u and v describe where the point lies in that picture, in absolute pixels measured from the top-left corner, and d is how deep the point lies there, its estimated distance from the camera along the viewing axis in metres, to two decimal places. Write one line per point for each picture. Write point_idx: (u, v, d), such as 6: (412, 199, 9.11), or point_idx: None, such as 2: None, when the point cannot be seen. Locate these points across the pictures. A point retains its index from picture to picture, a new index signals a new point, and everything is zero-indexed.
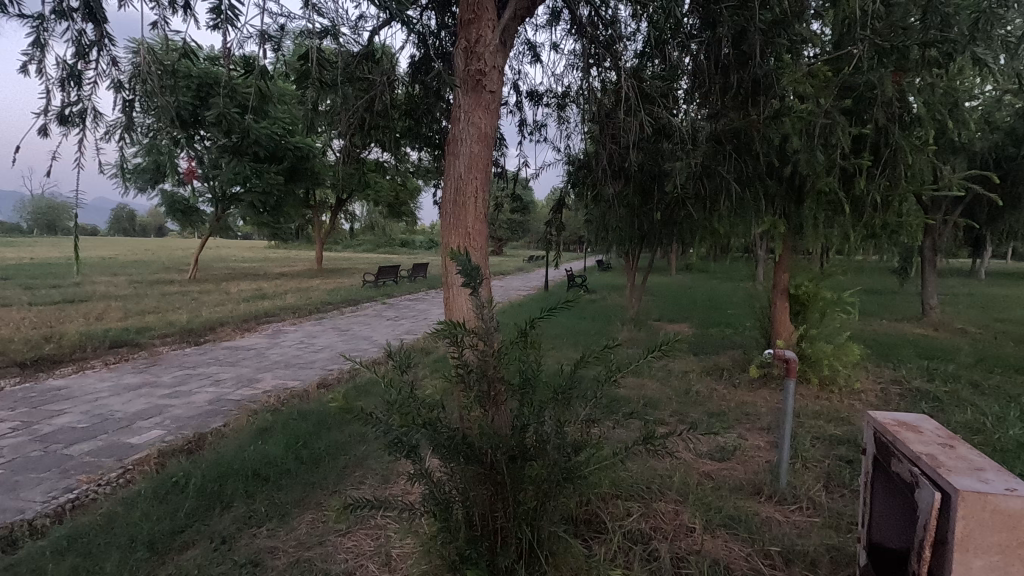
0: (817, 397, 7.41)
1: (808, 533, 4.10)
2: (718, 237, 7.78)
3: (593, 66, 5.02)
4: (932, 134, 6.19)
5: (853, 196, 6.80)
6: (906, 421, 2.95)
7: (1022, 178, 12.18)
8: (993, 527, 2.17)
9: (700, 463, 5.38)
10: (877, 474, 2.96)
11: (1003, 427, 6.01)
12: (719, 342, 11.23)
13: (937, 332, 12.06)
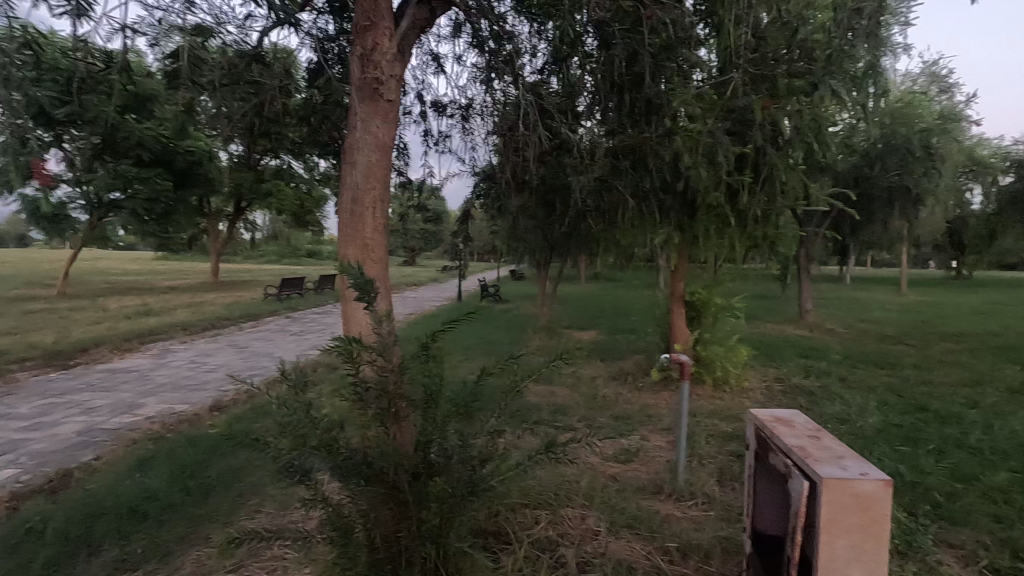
0: (712, 396, 7.94)
1: (704, 526, 4.36)
2: (621, 247, 8.15)
3: (495, 80, 5.09)
4: (801, 155, 6.90)
5: (738, 210, 7.37)
6: (781, 416, 3.22)
7: (875, 196, 13.90)
8: (852, 509, 2.41)
9: (606, 466, 5.56)
10: (759, 468, 3.20)
11: (864, 417, 6.75)
12: (625, 347, 11.75)
13: (812, 332, 13.41)
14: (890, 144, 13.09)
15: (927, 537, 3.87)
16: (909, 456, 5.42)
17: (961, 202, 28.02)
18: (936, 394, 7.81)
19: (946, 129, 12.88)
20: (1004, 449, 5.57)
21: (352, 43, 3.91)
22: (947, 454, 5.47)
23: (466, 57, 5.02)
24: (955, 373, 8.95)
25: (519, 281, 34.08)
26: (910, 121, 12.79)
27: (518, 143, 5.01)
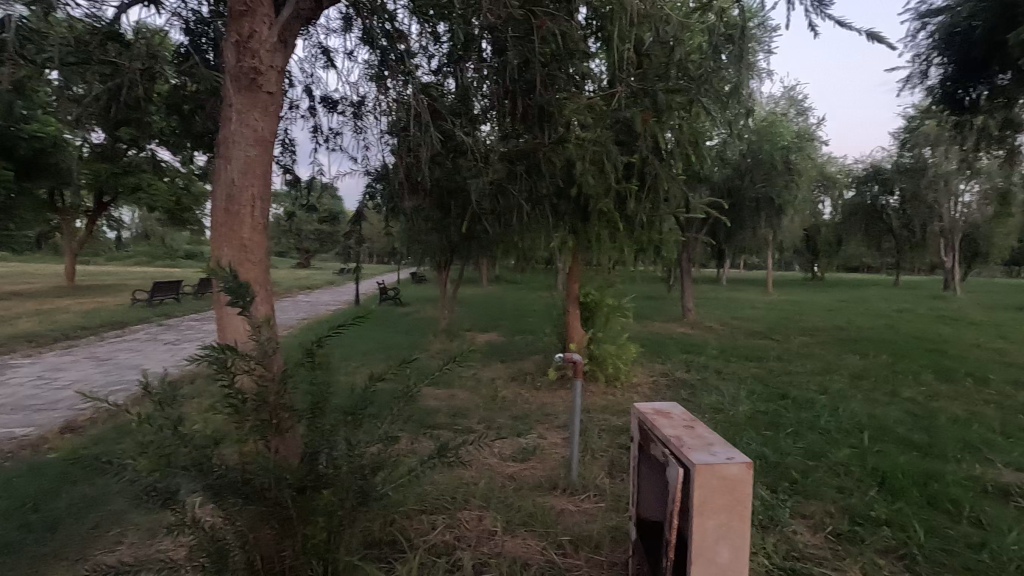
0: (604, 393, 8.35)
1: (595, 517, 4.55)
2: (518, 249, 8.32)
3: (388, 78, 4.98)
4: (681, 165, 7.46)
5: (626, 216, 7.78)
6: (661, 409, 3.45)
7: (744, 205, 15.38)
8: (719, 491, 2.63)
9: (504, 466, 5.63)
10: (642, 459, 3.40)
11: (736, 406, 7.44)
12: (524, 348, 12.01)
13: (693, 330, 14.55)
14: (756, 159, 14.59)
15: (785, 511, 4.33)
16: (772, 439, 6.05)
17: (813, 212, 31.96)
18: (794, 382, 8.79)
19: (802, 147, 14.59)
20: (846, 428, 6.39)
21: (226, 28, 3.64)
22: (802, 435, 6.17)
23: (356, 53, 4.85)
24: (809, 363, 10.14)
25: (420, 283, 33.65)
26: (772, 139, 14.32)
27: (412, 144, 4.93)
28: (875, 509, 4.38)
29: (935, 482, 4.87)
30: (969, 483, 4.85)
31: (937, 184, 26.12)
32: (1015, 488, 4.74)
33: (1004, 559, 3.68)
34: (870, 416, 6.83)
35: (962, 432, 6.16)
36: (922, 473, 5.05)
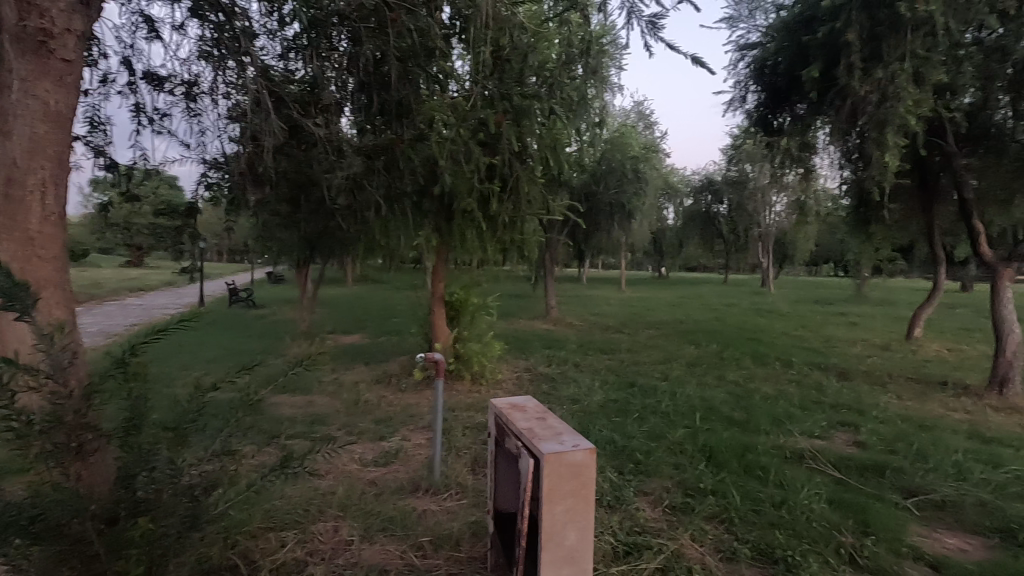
0: (469, 391, 8.43)
1: (457, 514, 4.56)
2: (381, 248, 8.11)
3: (225, 58, 4.52)
4: (540, 169, 7.79)
5: (489, 216, 7.97)
6: (516, 403, 3.56)
7: (600, 209, 16.52)
8: (565, 478, 2.79)
9: (363, 472, 5.42)
10: (498, 452, 3.48)
11: (591, 396, 7.95)
12: (389, 349, 11.71)
13: (555, 326, 15.30)
14: (609, 166, 15.77)
15: (629, 491, 4.71)
16: (621, 425, 6.55)
17: (659, 217, 35.39)
18: (641, 371, 9.62)
19: (648, 158, 16.03)
20: (682, 411, 7.14)
21: None
22: (646, 419, 6.78)
23: (184, 27, 4.32)
24: (654, 354, 11.17)
25: (277, 284, 31.30)
26: (623, 148, 15.58)
27: (254, 132, 4.54)
28: (703, 481, 4.93)
29: (750, 452, 5.62)
30: (775, 451, 5.67)
31: (755, 196, 30.35)
32: (808, 452, 5.65)
33: (798, 513, 4.36)
34: (702, 399, 7.71)
35: (771, 408, 7.20)
36: (740, 445, 5.81)
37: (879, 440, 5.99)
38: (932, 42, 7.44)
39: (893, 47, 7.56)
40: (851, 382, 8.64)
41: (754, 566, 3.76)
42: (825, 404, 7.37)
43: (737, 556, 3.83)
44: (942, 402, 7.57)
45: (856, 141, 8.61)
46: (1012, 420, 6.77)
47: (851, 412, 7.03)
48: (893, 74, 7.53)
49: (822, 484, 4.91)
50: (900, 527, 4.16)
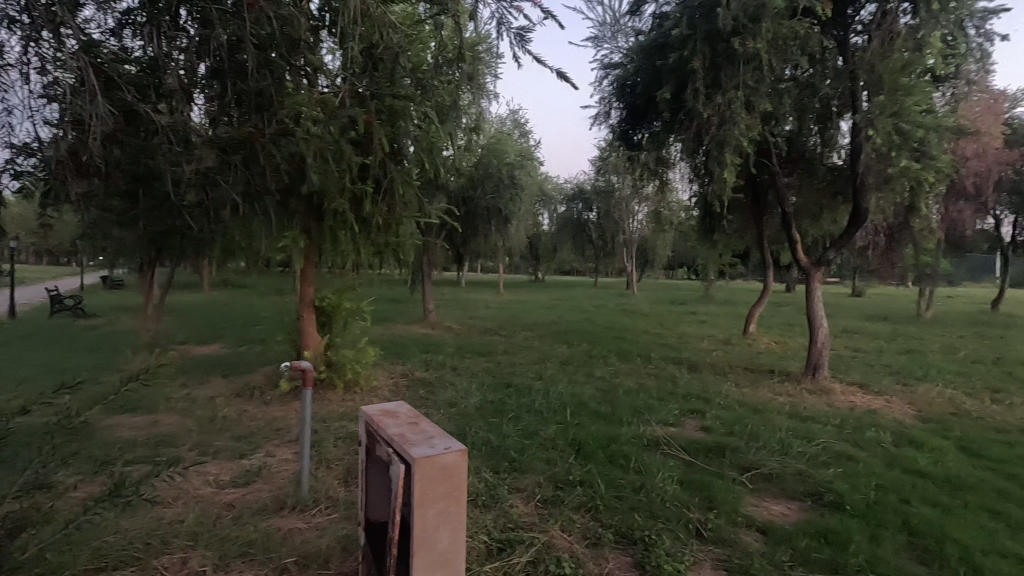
0: (342, 400, 8.07)
1: (327, 529, 4.34)
2: (240, 250, 7.48)
3: (38, 27, 3.87)
4: (416, 171, 7.69)
5: (362, 216, 7.73)
6: (388, 408, 3.49)
7: (477, 213, 16.73)
8: (436, 480, 2.78)
9: (219, 494, 4.96)
10: (369, 462, 3.37)
11: (469, 398, 8.01)
12: (251, 359, 10.81)
13: (433, 330, 15.18)
14: (486, 172, 16.04)
15: (503, 488, 4.83)
16: (497, 425, 6.68)
17: (534, 223, 36.71)
18: (517, 372, 9.90)
19: (523, 165, 16.56)
20: (555, 408, 7.47)
21: None
22: (520, 418, 6.98)
23: None
24: (529, 354, 11.55)
25: (115, 289, 27.48)
26: (500, 155, 15.96)
27: (77, 116, 3.94)
28: (572, 473, 5.21)
29: (614, 443, 6.04)
30: (635, 440, 6.15)
31: (620, 205, 32.71)
32: (663, 439, 6.20)
33: (655, 496, 4.76)
34: (572, 395, 8.12)
35: (632, 400, 7.80)
36: (605, 437, 6.21)
37: (720, 424, 6.76)
38: (760, 76, 8.57)
39: (730, 77, 8.59)
40: (699, 373, 9.65)
41: (615, 548, 4.04)
42: (678, 395, 8.15)
43: (601, 540, 4.10)
44: (770, 387, 8.74)
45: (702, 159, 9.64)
46: (821, 400, 8.00)
47: (700, 400, 7.85)
48: (730, 100, 8.56)
49: (674, 467, 5.42)
50: (736, 500, 4.72)
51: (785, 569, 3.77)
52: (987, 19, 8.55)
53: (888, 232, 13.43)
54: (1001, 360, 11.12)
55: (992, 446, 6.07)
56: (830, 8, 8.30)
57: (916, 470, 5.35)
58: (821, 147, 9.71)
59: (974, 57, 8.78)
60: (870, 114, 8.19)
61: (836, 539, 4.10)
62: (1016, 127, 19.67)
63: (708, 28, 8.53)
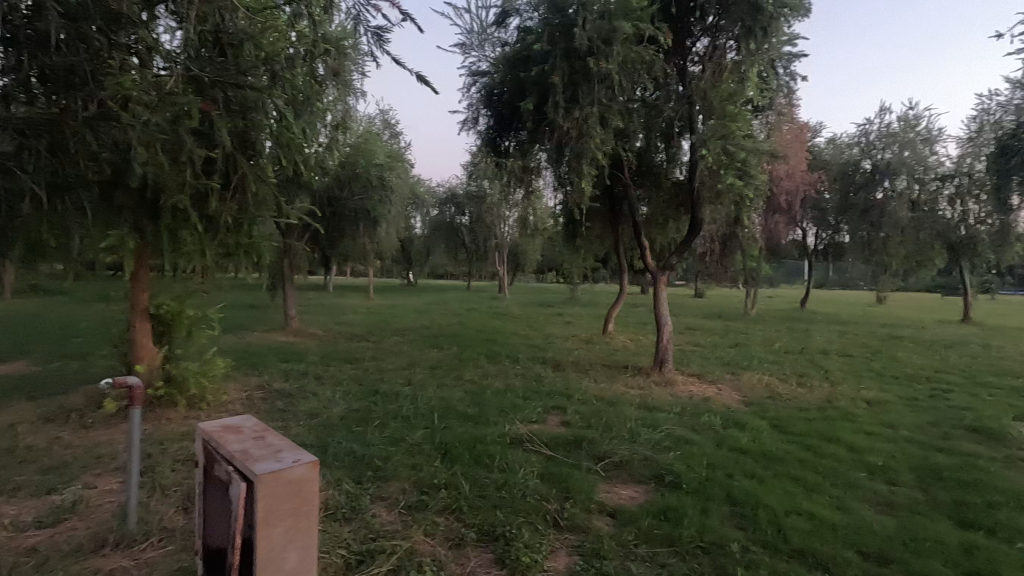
0: (184, 418, 7.26)
1: (159, 564, 3.88)
2: (51, 250, 6.41)
3: None
4: (272, 168, 7.15)
5: (207, 215, 7.02)
6: (230, 423, 3.21)
7: (343, 214, 16.04)
8: (284, 496, 2.62)
9: (19, 539, 4.20)
10: (207, 483, 3.07)
11: (332, 408, 7.64)
12: (68, 377, 9.30)
13: (295, 338, 14.25)
14: (353, 172, 15.47)
15: (365, 498, 4.69)
16: (361, 434, 6.46)
17: (407, 226, 36.15)
18: (385, 378, 9.67)
19: (393, 167, 16.20)
20: (422, 412, 7.40)
21: None
22: (387, 425, 6.81)
23: None
24: (398, 360, 11.32)
25: None
26: (368, 155, 15.49)
27: None
28: (437, 477, 5.21)
29: (480, 444, 6.15)
30: (500, 439, 6.32)
31: (492, 210, 33.34)
32: (526, 436, 6.44)
33: (516, 491, 4.93)
34: (441, 399, 8.10)
35: (499, 401, 8.00)
36: (471, 438, 6.30)
37: (579, 418, 7.19)
38: (612, 95, 9.29)
39: (586, 93, 9.20)
40: (563, 372, 10.17)
41: (477, 546, 4.12)
42: (543, 393, 8.52)
43: (464, 540, 4.15)
44: (624, 381, 9.49)
45: (564, 168, 10.18)
46: (667, 391, 8.86)
47: (562, 397, 8.28)
48: (586, 115, 9.17)
49: (536, 462, 5.66)
50: (591, 488, 5.06)
51: (630, 547, 4.11)
52: (791, 61, 10.11)
53: (722, 241, 15.25)
54: (806, 350, 13.18)
55: (796, 423, 7.18)
56: (670, 38, 9.25)
57: (739, 448, 6.16)
58: (665, 163, 10.80)
59: (782, 92, 10.34)
60: (703, 136, 9.25)
61: (673, 515, 4.56)
62: (816, 153, 23.72)
63: (567, 46, 9.06)
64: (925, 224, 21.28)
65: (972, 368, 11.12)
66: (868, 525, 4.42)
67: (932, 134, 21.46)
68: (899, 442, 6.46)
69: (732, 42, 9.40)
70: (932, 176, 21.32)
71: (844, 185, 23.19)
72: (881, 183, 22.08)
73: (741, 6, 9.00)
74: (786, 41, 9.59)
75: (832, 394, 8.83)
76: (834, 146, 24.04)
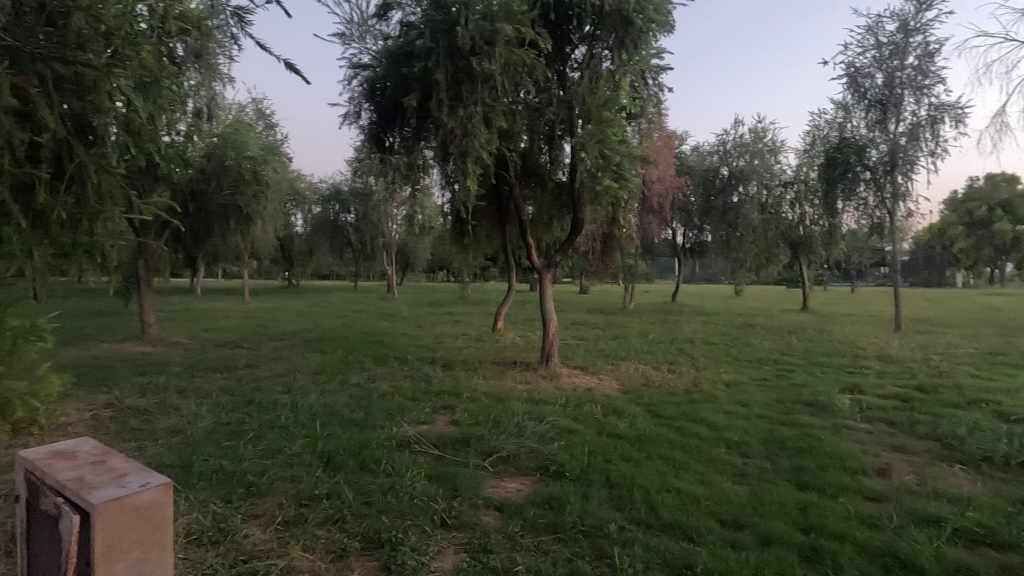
0: (8, 447, 6.21)
1: None
2: None
3: None
4: (118, 157, 6.26)
5: (34, 210, 6.05)
6: (63, 448, 2.80)
7: (211, 211, 14.65)
8: (129, 526, 2.32)
9: None
10: (32, 521, 2.64)
11: (197, 422, 6.96)
12: None
13: (154, 347, 12.80)
14: (221, 164, 14.17)
15: (236, 518, 4.33)
16: (232, 450, 5.95)
17: (286, 224, 33.93)
18: (261, 387, 8.99)
19: (267, 160, 15.10)
20: (303, 421, 6.99)
21: None
22: (262, 437, 6.35)
23: None
24: (276, 367, 10.59)
25: None
26: (238, 146, 14.27)
27: None
28: (318, 487, 4.94)
29: (366, 449, 5.94)
30: (387, 442, 6.15)
31: (379, 208, 32.31)
32: (414, 437, 6.33)
33: (403, 494, 4.83)
34: (323, 405, 7.72)
35: (386, 404, 7.78)
36: (356, 444, 6.07)
37: (468, 416, 7.23)
38: (495, 95, 9.41)
39: (470, 92, 9.25)
40: (452, 371, 10.16)
41: (361, 555, 3.97)
42: (432, 393, 8.44)
43: (347, 551, 3.99)
44: (512, 377, 9.69)
45: (450, 167, 10.15)
46: (552, 384, 9.21)
47: (451, 396, 8.25)
48: (470, 114, 9.23)
49: (424, 463, 5.58)
50: (478, 484, 5.10)
51: (516, 539, 4.20)
52: (659, 73, 10.91)
53: (602, 239, 16.13)
54: (676, 339, 14.37)
55: (667, 407, 7.81)
56: (550, 43, 9.57)
57: (616, 433, 6.56)
58: (549, 164, 11.19)
59: (652, 101, 11.15)
60: (582, 139, 9.71)
61: (556, 503, 4.74)
62: (682, 160, 25.55)
63: (449, 44, 9.02)
64: (771, 225, 24.35)
65: (808, 350, 12.81)
66: (725, 494, 4.92)
67: (775, 145, 24.39)
68: (751, 418, 7.27)
69: (607, 52, 9.93)
70: (776, 182, 24.30)
71: (706, 189, 25.58)
72: (736, 188, 24.68)
73: (614, 18, 9.53)
74: (654, 55, 10.33)
75: (697, 379, 9.72)
76: (697, 154, 26.40)
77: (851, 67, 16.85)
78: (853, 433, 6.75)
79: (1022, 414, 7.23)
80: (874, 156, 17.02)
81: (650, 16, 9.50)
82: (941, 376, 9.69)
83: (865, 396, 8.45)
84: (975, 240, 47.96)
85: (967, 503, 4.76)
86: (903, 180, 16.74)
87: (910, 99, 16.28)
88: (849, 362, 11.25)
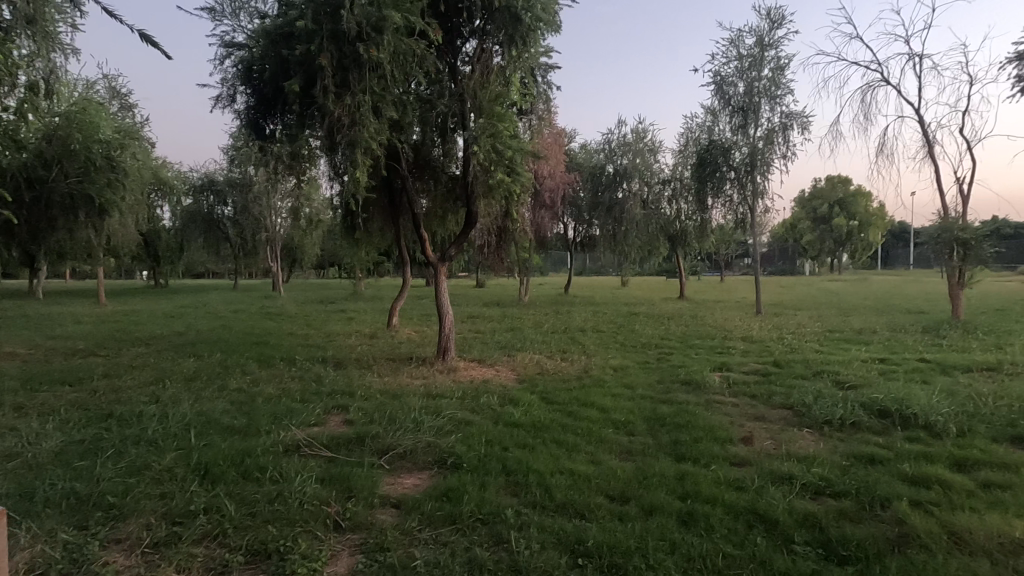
0: None
1: None
2: None
3: None
4: None
5: None
6: None
7: (54, 201, 12.75)
8: None
9: None
10: None
11: (40, 443, 6.05)
12: None
13: None
14: (65, 148, 12.36)
15: (93, 545, 3.85)
16: (88, 469, 5.27)
17: (150, 217, 30.42)
18: (122, 398, 8.02)
19: (122, 144, 13.45)
20: (174, 432, 6.37)
21: None
22: (125, 453, 5.69)
23: None
24: (141, 375, 9.49)
25: None
26: (86, 128, 12.51)
27: None
28: (193, 502, 4.53)
29: (249, 457, 5.54)
30: (273, 448, 5.79)
31: (260, 200, 30.07)
32: (303, 441, 6.01)
33: (291, 501, 4.57)
34: (199, 414, 7.07)
35: (272, 407, 7.32)
36: (237, 452, 5.65)
37: (363, 415, 6.99)
38: (384, 85, 9.13)
39: (358, 80, 8.89)
40: (345, 369, 9.78)
41: (245, 570, 3.72)
42: (322, 394, 8.05)
43: (229, 566, 3.72)
44: (408, 373, 9.52)
45: (338, 157, 9.72)
46: (450, 378, 9.18)
47: (343, 396, 7.92)
48: (358, 103, 8.88)
49: (315, 467, 5.31)
50: (374, 483, 4.97)
51: (414, 534, 4.16)
52: (547, 71, 11.20)
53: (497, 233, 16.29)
54: (568, 329, 14.99)
55: (560, 393, 8.11)
56: (440, 35, 9.44)
57: (513, 422, 6.71)
58: (442, 157, 11.09)
59: (542, 99, 11.42)
60: (475, 133, 9.71)
61: (453, 494, 4.75)
62: (571, 157, 26.53)
63: (333, 28, 8.60)
64: (652, 219, 26.34)
65: (685, 334, 13.95)
66: (614, 471, 5.23)
67: (654, 145, 26.14)
68: (636, 399, 7.77)
69: (497, 47, 9.98)
70: (655, 180, 26.27)
71: (594, 185, 26.78)
72: (621, 185, 26.13)
73: (503, 14, 9.59)
74: (543, 53, 10.58)
75: (588, 365, 10.21)
76: (585, 151, 27.52)
77: (718, 75, 18.49)
78: (722, 406, 7.50)
79: (853, 381, 8.46)
80: (738, 157, 18.88)
81: (538, 16, 9.59)
82: (792, 352, 11.03)
83: (732, 373, 9.40)
84: (819, 234, 54.98)
85: (812, 461, 5.47)
86: (761, 180, 18.70)
87: (766, 107, 18.22)
88: (719, 343, 12.45)
